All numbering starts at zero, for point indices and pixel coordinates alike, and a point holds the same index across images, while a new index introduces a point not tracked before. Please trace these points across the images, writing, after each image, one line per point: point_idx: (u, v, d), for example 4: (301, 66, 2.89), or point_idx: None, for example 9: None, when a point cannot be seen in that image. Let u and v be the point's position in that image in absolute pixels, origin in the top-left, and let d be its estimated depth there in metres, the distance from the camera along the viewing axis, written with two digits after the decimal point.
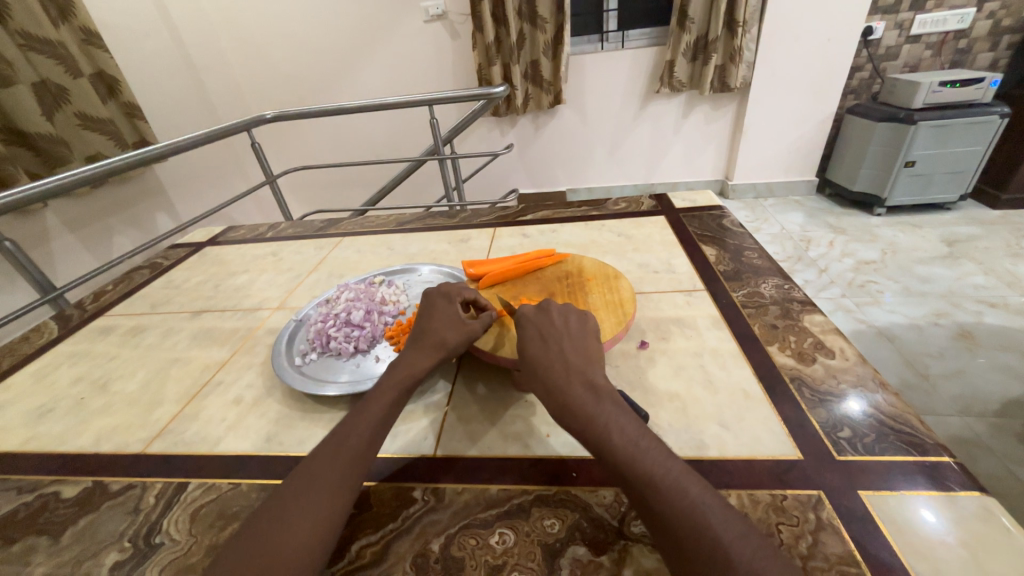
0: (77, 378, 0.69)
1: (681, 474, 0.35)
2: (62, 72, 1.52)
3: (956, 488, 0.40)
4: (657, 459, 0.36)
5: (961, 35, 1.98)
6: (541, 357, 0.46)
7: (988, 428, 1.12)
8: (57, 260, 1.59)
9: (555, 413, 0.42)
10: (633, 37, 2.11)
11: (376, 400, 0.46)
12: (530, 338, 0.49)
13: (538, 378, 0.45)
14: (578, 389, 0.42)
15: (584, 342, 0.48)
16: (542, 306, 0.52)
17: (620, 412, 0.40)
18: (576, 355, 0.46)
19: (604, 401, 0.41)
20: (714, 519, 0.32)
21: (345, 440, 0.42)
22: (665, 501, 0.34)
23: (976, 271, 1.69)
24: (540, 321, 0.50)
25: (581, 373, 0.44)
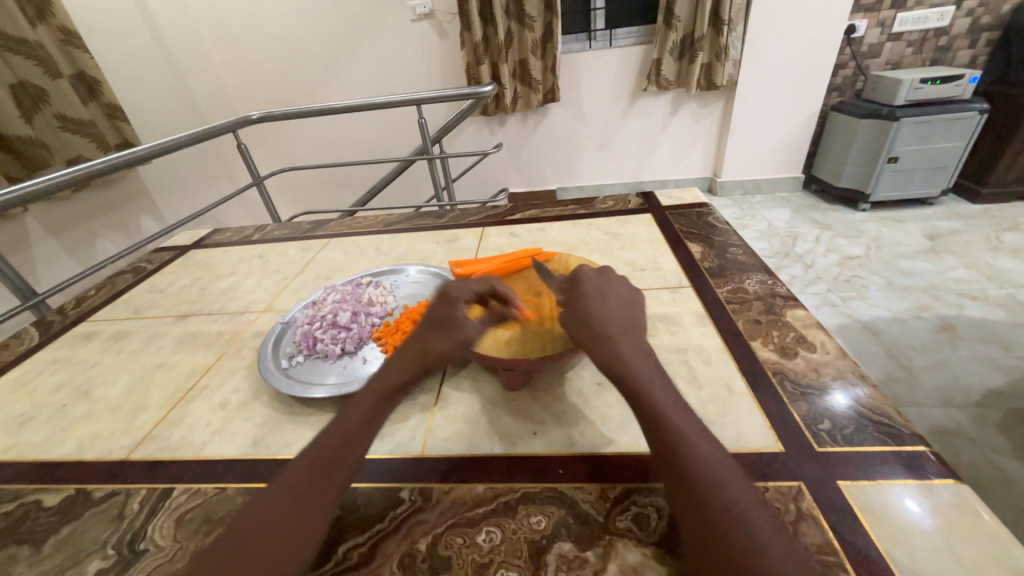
0: (59, 385, 0.68)
1: (705, 440, 0.37)
2: (40, 73, 1.48)
3: (932, 476, 0.41)
4: (685, 419, 0.38)
5: (941, 33, 2.02)
6: (598, 313, 0.46)
7: (970, 418, 1.15)
8: (38, 265, 1.56)
9: (601, 360, 0.42)
10: (620, 36, 2.12)
11: (365, 394, 0.46)
12: (590, 295, 0.48)
13: (587, 329, 0.45)
14: (629, 346, 0.43)
15: (634, 308, 0.48)
16: (603, 272, 0.51)
17: (658, 376, 0.41)
18: (628, 318, 0.46)
19: (649, 363, 0.42)
20: (725, 476, 0.35)
21: (330, 440, 0.42)
22: (689, 455, 0.36)
23: (957, 265, 1.73)
24: (599, 283, 0.49)
25: (632, 336, 0.44)
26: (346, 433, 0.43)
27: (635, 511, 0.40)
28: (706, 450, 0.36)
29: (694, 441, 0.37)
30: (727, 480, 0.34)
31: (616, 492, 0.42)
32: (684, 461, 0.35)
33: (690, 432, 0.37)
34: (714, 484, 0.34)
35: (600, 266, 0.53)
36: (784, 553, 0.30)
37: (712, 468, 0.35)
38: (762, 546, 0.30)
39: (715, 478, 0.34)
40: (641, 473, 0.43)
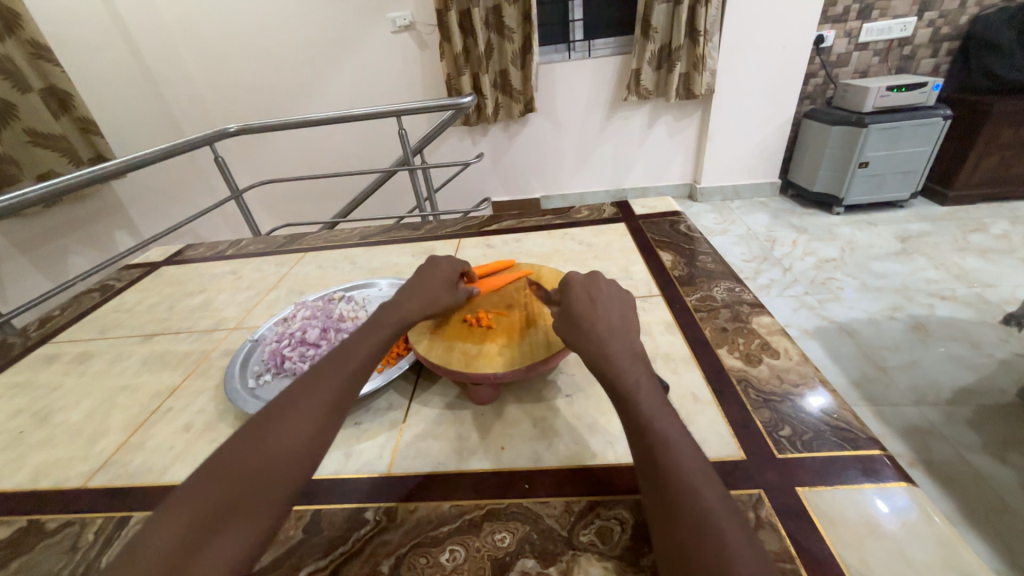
0: (16, 411, 0.66)
1: (684, 441, 0.37)
2: (9, 87, 1.45)
3: (887, 479, 0.42)
4: (668, 423, 0.38)
5: (904, 43, 2.10)
6: (588, 315, 0.46)
7: (942, 415, 1.18)
8: (6, 284, 1.52)
9: (590, 361, 0.44)
10: (598, 47, 2.16)
11: (362, 340, 0.50)
12: (579, 298, 0.48)
13: (577, 332, 0.46)
14: (619, 348, 0.43)
15: (625, 312, 0.48)
16: (591, 276, 0.51)
17: (646, 377, 0.42)
18: (619, 321, 0.46)
19: (638, 365, 0.42)
20: (701, 481, 0.34)
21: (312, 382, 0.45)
22: (669, 459, 0.36)
23: (927, 266, 1.78)
24: (590, 286, 0.50)
25: (623, 337, 0.45)
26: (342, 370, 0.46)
27: (599, 524, 0.40)
28: (685, 456, 0.36)
29: (676, 444, 0.37)
30: (702, 485, 0.34)
31: (582, 505, 0.42)
32: (662, 465, 0.36)
33: (672, 437, 0.37)
34: (690, 490, 0.34)
35: (591, 269, 0.53)
36: (747, 553, 0.30)
37: (689, 474, 0.35)
38: (729, 552, 0.30)
39: (691, 483, 0.34)
40: (607, 486, 0.44)
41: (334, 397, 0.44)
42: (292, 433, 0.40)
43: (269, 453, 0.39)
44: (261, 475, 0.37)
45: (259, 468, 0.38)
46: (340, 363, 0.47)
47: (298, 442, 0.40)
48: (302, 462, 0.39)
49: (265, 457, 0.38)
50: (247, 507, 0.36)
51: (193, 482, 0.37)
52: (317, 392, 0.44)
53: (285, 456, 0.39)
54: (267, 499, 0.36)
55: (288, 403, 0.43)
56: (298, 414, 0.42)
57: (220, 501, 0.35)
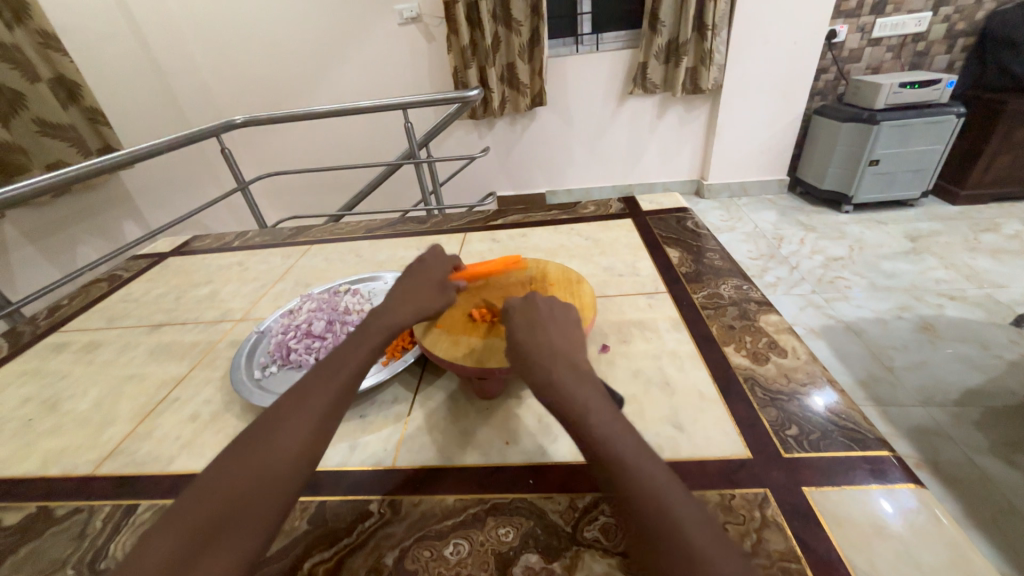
0: (26, 399, 0.67)
1: (648, 461, 0.35)
2: (18, 77, 1.46)
3: (894, 481, 0.41)
4: (628, 445, 0.35)
5: (919, 38, 2.06)
6: (528, 341, 0.45)
7: (950, 416, 1.17)
8: (16, 273, 1.53)
9: (537, 391, 0.41)
10: (607, 40, 2.14)
11: (355, 346, 0.49)
12: (516, 326, 0.47)
13: (522, 362, 0.44)
14: (563, 371, 0.41)
15: (566, 331, 0.46)
16: (528, 297, 0.50)
17: (598, 398, 0.39)
18: (559, 343, 0.44)
19: (586, 387, 0.40)
20: (674, 504, 0.32)
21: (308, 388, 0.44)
22: (635, 486, 0.33)
23: (937, 266, 1.76)
24: (527, 310, 0.48)
25: (566, 358, 0.43)
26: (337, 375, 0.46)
27: (604, 520, 0.40)
28: (652, 479, 0.33)
29: (641, 468, 0.34)
30: (678, 509, 0.31)
31: (586, 501, 0.42)
32: (630, 495, 0.33)
33: (634, 460, 0.34)
34: (664, 518, 0.31)
35: (526, 290, 0.52)
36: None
37: (660, 498, 0.32)
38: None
39: (664, 510, 0.31)
40: None
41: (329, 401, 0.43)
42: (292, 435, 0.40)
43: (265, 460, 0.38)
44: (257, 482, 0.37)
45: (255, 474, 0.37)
46: (336, 367, 0.46)
47: (293, 447, 0.39)
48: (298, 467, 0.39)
49: (259, 463, 0.38)
50: (249, 508, 0.35)
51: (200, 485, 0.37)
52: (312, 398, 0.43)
53: (280, 462, 0.38)
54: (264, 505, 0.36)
55: (283, 410, 0.42)
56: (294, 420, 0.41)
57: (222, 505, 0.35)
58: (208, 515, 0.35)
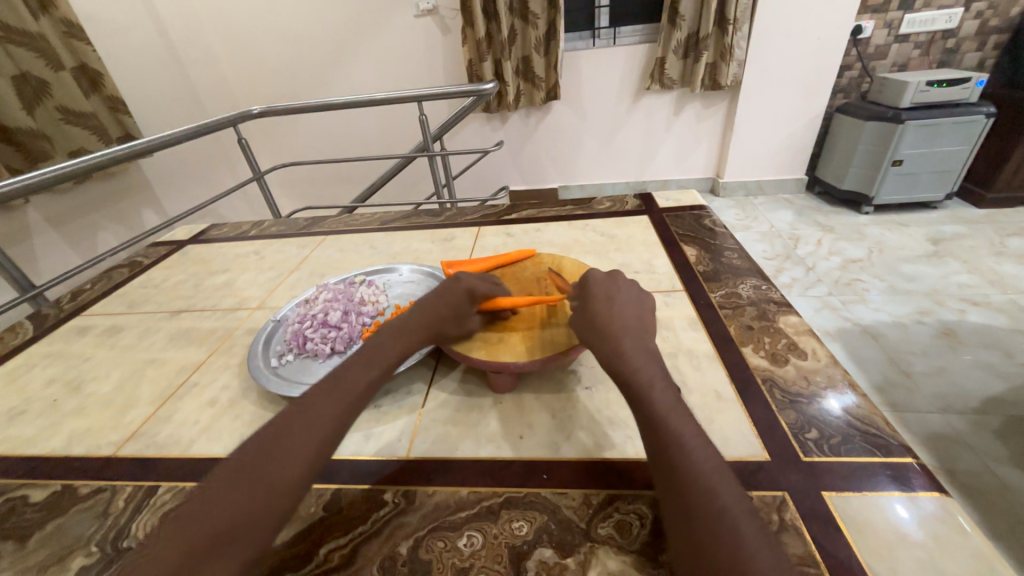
0: (51, 380, 0.68)
1: (700, 444, 0.36)
2: (42, 65, 1.48)
3: (917, 488, 0.40)
4: (684, 423, 0.37)
5: (949, 35, 1.99)
6: (604, 313, 0.46)
7: (968, 424, 1.14)
8: (39, 258, 1.57)
9: (603, 357, 0.43)
10: (624, 34, 2.11)
11: (358, 366, 0.46)
12: (596, 296, 0.48)
13: (592, 328, 0.45)
14: (634, 345, 0.43)
15: (641, 312, 0.47)
16: (612, 275, 0.51)
17: (662, 377, 0.41)
18: (633, 319, 0.46)
19: (653, 364, 0.42)
20: (718, 483, 0.34)
21: (310, 406, 0.41)
22: (684, 459, 0.35)
23: (960, 270, 1.72)
24: (608, 285, 0.49)
25: (638, 336, 0.44)
26: (343, 395, 0.43)
27: (618, 518, 0.40)
28: (699, 455, 0.35)
29: (691, 445, 0.36)
30: (720, 488, 0.33)
31: (600, 498, 0.42)
32: (678, 465, 0.35)
33: (687, 436, 0.37)
34: (708, 492, 0.33)
35: (608, 270, 0.53)
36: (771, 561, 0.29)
37: (706, 475, 0.34)
38: (748, 556, 0.29)
39: (708, 484, 0.33)
40: (625, 479, 0.43)
41: (331, 424, 0.40)
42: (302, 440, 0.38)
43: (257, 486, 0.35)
44: (246, 510, 0.34)
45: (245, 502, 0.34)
46: (343, 389, 0.43)
47: (289, 472, 0.36)
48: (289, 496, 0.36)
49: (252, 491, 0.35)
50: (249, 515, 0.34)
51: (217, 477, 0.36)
52: (314, 419, 0.40)
53: (273, 488, 0.35)
54: (248, 536, 0.33)
55: (283, 429, 0.39)
56: (292, 443, 0.38)
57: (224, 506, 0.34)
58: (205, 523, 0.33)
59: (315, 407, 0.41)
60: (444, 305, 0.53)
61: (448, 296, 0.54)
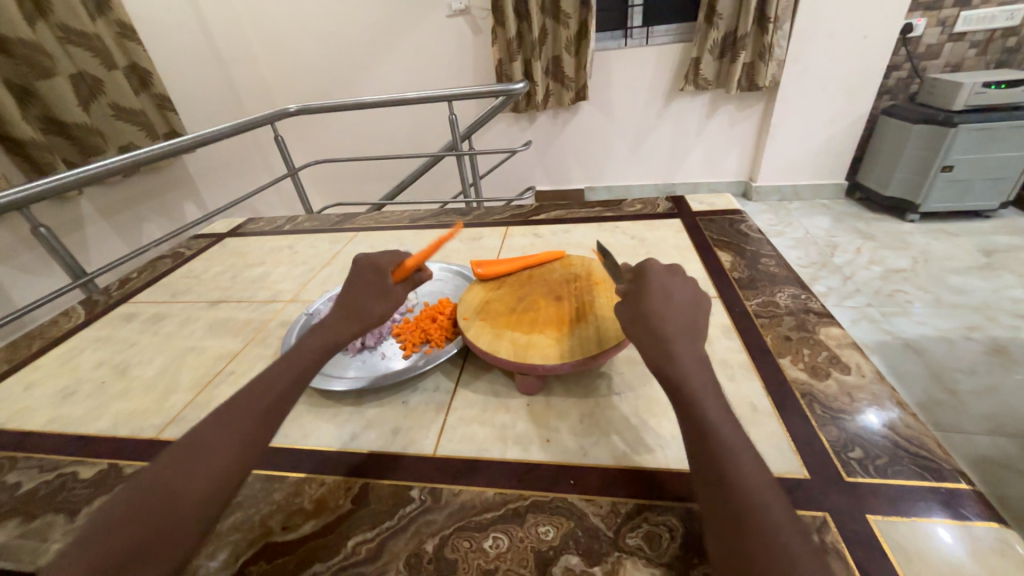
0: (100, 363, 0.72)
1: (749, 459, 0.34)
2: (98, 64, 1.57)
3: (973, 517, 0.38)
4: (733, 434, 0.36)
5: (1009, 33, 1.87)
6: (657, 310, 0.43)
7: (1021, 449, 1.06)
8: (91, 246, 1.65)
9: (650, 358, 0.41)
10: (657, 34, 2.07)
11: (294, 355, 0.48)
12: (652, 290, 0.45)
13: (643, 326, 0.43)
14: (687, 349, 0.41)
15: (698, 315, 0.44)
16: (672, 270, 0.47)
17: (713, 386, 0.39)
18: (689, 321, 0.43)
19: (705, 371, 0.40)
20: (768, 498, 0.32)
21: (256, 391, 0.43)
22: (731, 470, 0.33)
23: (1014, 284, 1.61)
24: (667, 279, 0.46)
25: (691, 339, 0.42)
26: (282, 379, 0.45)
27: (647, 529, 0.39)
28: (750, 468, 0.34)
29: (741, 457, 0.34)
30: (769, 502, 0.32)
31: (630, 507, 0.41)
32: (727, 477, 0.33)
33: (737, 447, 0.35)
34: (756, 507, 0.31)
35: (670, 262, 0.49)
36: None
37: (756, 492, 0.32)
38: None
39: (757, 499, 0.32)
40: (655, 489, 0.42)
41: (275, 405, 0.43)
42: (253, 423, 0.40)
43: (207, 464, 0.37)
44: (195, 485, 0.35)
45: (197, 478, 0.36)
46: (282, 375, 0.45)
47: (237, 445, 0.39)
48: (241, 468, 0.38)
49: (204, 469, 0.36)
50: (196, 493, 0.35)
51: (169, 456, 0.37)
52: (271, 390, 0.44)
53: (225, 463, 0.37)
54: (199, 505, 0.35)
55: (228, 412, 0.41)
56: (240, 423, 0.40)
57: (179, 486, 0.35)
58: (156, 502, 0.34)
59: (264, 390, 0.43)
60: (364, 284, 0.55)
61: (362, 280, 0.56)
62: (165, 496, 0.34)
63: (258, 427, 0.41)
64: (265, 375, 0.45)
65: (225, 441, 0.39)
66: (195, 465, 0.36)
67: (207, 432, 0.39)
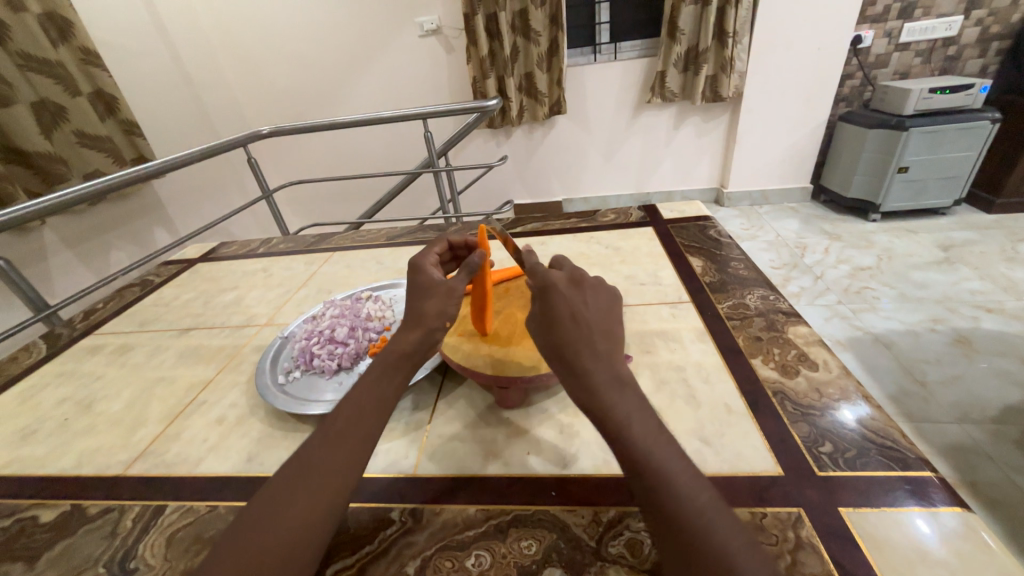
0: (62, 399, 0.69)
1: (689, 479, 0.33)
2: (61, 91, 1.53)
3: (938, 503, 0.39)
4: (670, 460, 0.34)
5: (949, 42, 2.00)
6: (570, 335, 0.40)
7: (988, 435, 1.11)
8: (54, 277, 1.59)
9: (574, 393, 0.38)
10: (625, 49, 2.14)
11: (369, 373, 0.45)
12: (560, 314, 0.41)
13: (560, 357, 0.40)
14: (606, 373, 0.38)
15: (610, 324, 0.42)
16: (574, 279, 0.44)
17: (640, 405, 0.37)
18: (603, 338, 0.40)
19: (628, 394, 0.37)
20: (716, 526, 0.31)
21: (333, 424, 0.41)
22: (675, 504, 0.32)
23: (972, 276, 1.69)
24: (572, 296, 0.42)
25: (610, 357, 0.39)
26: (359, 402, 0.42)
27: (628, 536, 0.39)
28: (691, 491, 0.33)
29: (680, 486, 0.33)
30: (720, 533, 0.31)
31: (611, 515, 0.41)
32: (671, 510, 0.32)
33: (674, 470, 0.34)
34: (707, 541, 0.30)
35: (571, 272, 0.46)
36: None
37: (704, 519, 0.31)
38: None
39: (705, 531, 0.31)
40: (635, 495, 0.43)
41: (357, 436, 0.40)
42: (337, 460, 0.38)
43: (291, 518, 0.35)
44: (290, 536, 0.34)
45: (283, 537, 0.34)
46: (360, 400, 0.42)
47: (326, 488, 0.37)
48: (334, 512, 0.36)
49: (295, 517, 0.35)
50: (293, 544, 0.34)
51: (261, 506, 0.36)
52: (354, 418, 0.41)
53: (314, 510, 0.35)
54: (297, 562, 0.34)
55: (304, 452, 0.39)
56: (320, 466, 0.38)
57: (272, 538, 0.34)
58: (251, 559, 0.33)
59: (340, 423, 0.41)
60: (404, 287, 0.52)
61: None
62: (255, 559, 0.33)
63: (341, 465, 0.38)
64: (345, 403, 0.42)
65: (306, 489, 0.36)
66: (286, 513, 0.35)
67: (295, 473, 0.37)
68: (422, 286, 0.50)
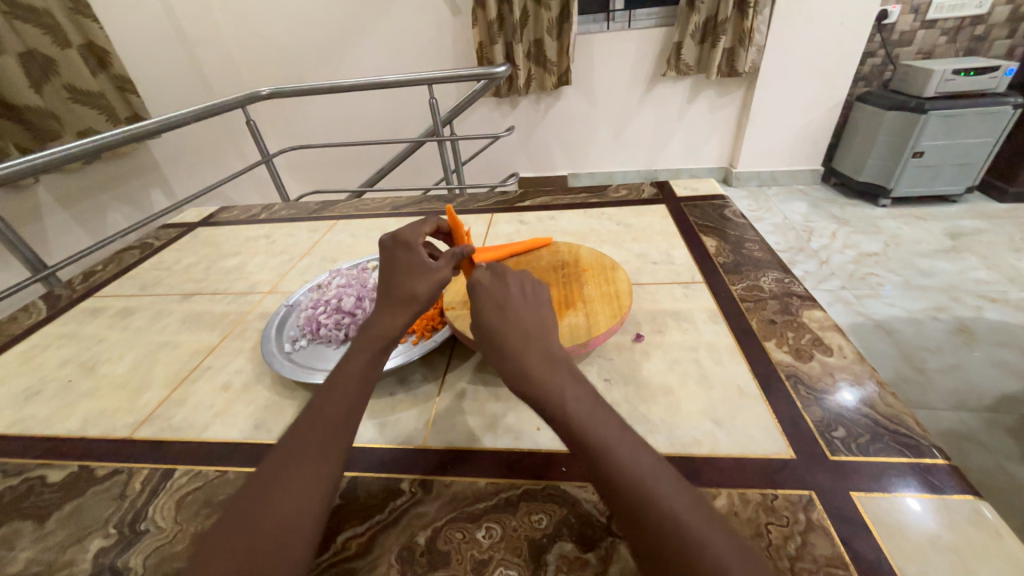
0: (65, 361, 0.68)
1: (629, 445, 0.33)
2: (50, 43, 1.46)
3: (949, 491, 0.39)
4: (609, 428, 0.34)
5: (978, 21, 1.92)
6: (497, 323, 0.41)
7: (982, 423, 1.12)
8: (49, 237, 1.57)
9: (508, 381, 0.38)
10: (639, 17, 2.05)
11: (353, 360, 0.44)
12: (485, 306, 0.43)
13: (490, 343, 0.41)
14: (535, 355, 0.39)
15: (542, 309, 0.44)
16: (498, 271, 0.46)
17: (571, 380, 0.38)
18: (532, 323, 0.42)
19: (562, 373, 0.38)
20: (659, 486, 0.31)
21: (320, 412, 0.40)
22: (617, 471, 0.32)
23: (979, 266, 1.68)
24: (496, 286, 0.44)
25: (541, 339, 0.40)
26: (347, 388, 0.42)
27: None
28: (630, 456, 0.33)
29: (618, 450, 0.33)
30: (663, 489, 0.31)
31: None
32: (610, 476, 0.32)
33: (611, 438, 0.34)
34: (649, 497, 0.31)
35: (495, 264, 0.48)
36: None
37: (648, 481, 0.31)
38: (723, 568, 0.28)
39: (651, 491, 0.31)
40: None
41: (349, 424, 0.40)
42: (324, 447, 0.38)
43: (287, 507, 0.34)
44: (279, 522, 0.33)
45: (271, 522, 0.33)
46: (340, 388, 0.42)
47: (314, 474, 0.36)
48: (324, 495, 0.35)
49: (283, 500, 0.34)
50: (285, 527, 0.33)
51: (244, 496, 0.35)
52: (336, 405, 0.40)
53: (300, 496, 0.34)
54: (295, 552, 0.32)
55: (287, 442, 0.38)
56: (312, 452, 0.37)
57: (261, 526, 0.33)
58: (241, 547, 0.32)
59: (328, 408, 0.40)
60: (392, 263, 0.49)
61: (387, 260, 0.50)
62: (250, 549, 0.32)
63: (336, 451, 0.38)
64: (324, 393, 0.41)
65: (296, 475, 0.35)
66: (275, 502, 0.34)
67: (275, 462, 0.37)
68: (416, 266, 0.48)
